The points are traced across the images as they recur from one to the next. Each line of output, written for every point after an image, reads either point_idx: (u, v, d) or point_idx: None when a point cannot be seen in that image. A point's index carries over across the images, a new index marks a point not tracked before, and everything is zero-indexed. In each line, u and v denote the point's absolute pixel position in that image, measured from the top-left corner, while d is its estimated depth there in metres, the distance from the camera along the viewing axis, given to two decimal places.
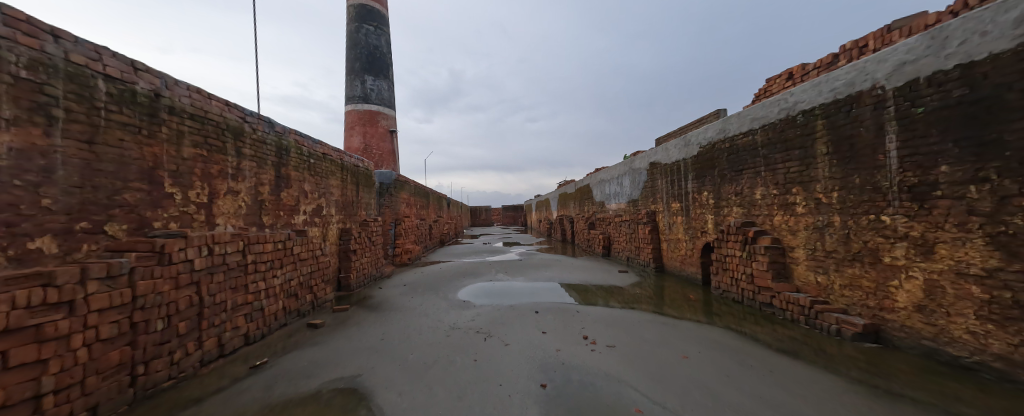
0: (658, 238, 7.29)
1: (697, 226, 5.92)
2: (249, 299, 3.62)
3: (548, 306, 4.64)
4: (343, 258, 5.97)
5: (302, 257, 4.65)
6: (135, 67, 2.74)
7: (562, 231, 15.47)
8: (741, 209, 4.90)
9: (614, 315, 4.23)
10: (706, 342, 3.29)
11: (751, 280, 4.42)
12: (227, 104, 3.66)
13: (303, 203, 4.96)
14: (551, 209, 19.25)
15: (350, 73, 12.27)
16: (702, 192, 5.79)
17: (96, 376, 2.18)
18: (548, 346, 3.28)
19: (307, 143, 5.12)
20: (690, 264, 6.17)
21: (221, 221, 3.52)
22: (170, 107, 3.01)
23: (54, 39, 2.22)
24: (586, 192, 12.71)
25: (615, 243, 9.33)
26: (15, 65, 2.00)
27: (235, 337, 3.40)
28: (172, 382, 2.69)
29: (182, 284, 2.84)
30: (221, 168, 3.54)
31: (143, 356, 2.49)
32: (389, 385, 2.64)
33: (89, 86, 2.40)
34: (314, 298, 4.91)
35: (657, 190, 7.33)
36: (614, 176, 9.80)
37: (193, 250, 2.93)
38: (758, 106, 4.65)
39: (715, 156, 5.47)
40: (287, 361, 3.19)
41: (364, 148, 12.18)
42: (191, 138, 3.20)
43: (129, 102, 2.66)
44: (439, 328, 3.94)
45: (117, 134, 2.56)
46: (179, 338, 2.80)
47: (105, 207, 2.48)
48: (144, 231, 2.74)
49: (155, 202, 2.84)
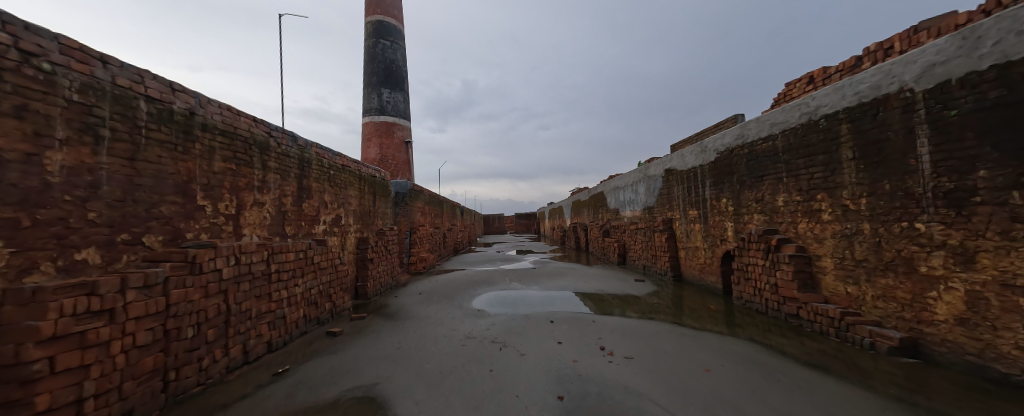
0: (676, 246, 7.13)
1: (716, 234, 5.77)
2: (272, 307, 3.73)
3: (564, 315, 4.58)
4: (361, 266, 6.08)
5: (322, 266, 4.77)
6: (172, 87, 2.92)
7: (576, 239, 15.30)
8: (763, 217, 4.75)
9: (631, 325, 4.15)
10: (730, 355, 3.18)
11: (775, 290, 4.26)
12: (254, 120, 3.83)
13: (323, 213, 5.10)
14: (564, 217, 19.11)
15: (368, 86, 12.66)
16: (720, 199, 5.66)
17: (131, 381, 2.29)
18: (564, 357, 3.24)
19: (327, 155, 5.30)
20: (710, 272, 5.98)
21: (247, 231, 3.66)
22: (203, 124, 3.18)
23: (102, 65, 2.41)
24: (600, 200, 12.59)
25: (630, 251, 9.18)
26: (69, 89, 2.19)
27: (259, 344, 3.50)
28: (200, 388, 2.79)
29: (211, 292, 2.96)
30: (248, 180, 3.70)
31: (174, 362, 2.60)
32: (406, 395, 2.65)
33: (132, 107, 2.58)
34: (334, 307, 5.02)
35: (674, 197, 7.18)
36: (628, 183, 9.69)
37: (221, 260, 3.06)
38: (777, 111, 4.54)
39: (734, 162, 5.34)
40: (307, 369, 3.25)
41: (380, 159, 12.49)
42: (221, 153, 3.36)
43: (167, 121, 2.84)
44: (454, 338, 3.95)
45: (156, 151, 2.73)
46: (208, 345, 2.92)
47: (144, 219, 2.63)
48: (178, 242, 2.89)
49: (187, 214, 2.99)
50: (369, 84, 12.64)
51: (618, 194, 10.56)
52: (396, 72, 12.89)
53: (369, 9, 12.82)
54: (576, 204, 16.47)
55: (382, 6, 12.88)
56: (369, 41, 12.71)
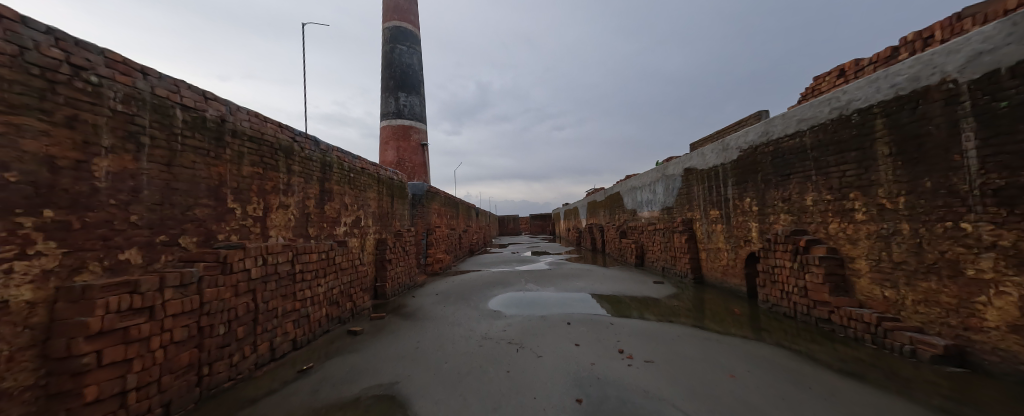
0: (696, 247, 6.94)
1: (739, 234, 5.58)
2: (297, 306, 3.86)
3: (581, 317, 4.53)
4: (380, 267, 6.21)
5: (342, 266, 4.90)
6: (205, 96, 3.07)
7: (592, 240, 15.12)
8: (790, 217, 4.56)
9: (650, 328, 4.05)
10: (756, 360, 3.06)
11: (805, 293, 4.07)
12: (279, 126, 3.98)
13: (343, 215, 5.25)
14: (580, 218, 18.93)
15: (385, 91, 12.96)
16: (744, 199, 5.47)
17: (169, 375, 2.42)
18: (582, 360, 3.20)
19: (347, 158, 5.45)
20: (734, 275, 5.78)
21: (274, 233, 3.81)
22: (233, 131, 3.33)
23: (143, 76, 2.57)
24: (616, 200, 12.41)
25: (648, 253, 8.99)
26: (113, 100, 2.34)
27: (284, 342, 3.62)
28: (231, 383, 2.92)
29: (241, 291, 3.09)
30: (274, 184, 3.84)
31: (208, 358, 2.73)
32: (425, 394, 2.68)
33: (169, 115, 2.73)
34: (355, 306, 5.15)
35: (694, 197, 6.99)
36: (646, 183, 9.51)
37: (250, 260, 3.19)
38: (805, 106, 4.35)
39: (758, 160, 5.15)
40: (330, 366, 3.34)
41: (397, 161, 12.74)
42: (249, 158, 3.50)
43: (201, 128, 2.99)
44: (471, 338, 3.97)
45: (190, 157, 2.88)
46: (238, 342, 3.04)
47: (180, 221, 2.78)
48: (211, 243, 3.04)
49: (219, 216, 3.13)
50: (386, 88, 12.93)
51: (636, 194, 10.37)
52: (412, 76, 13.13)
53: (387, 15, 13.12)
54: (592, 204, 16.28)
55: (399, 12, 13.16)
56: (386, 46, 13.01)
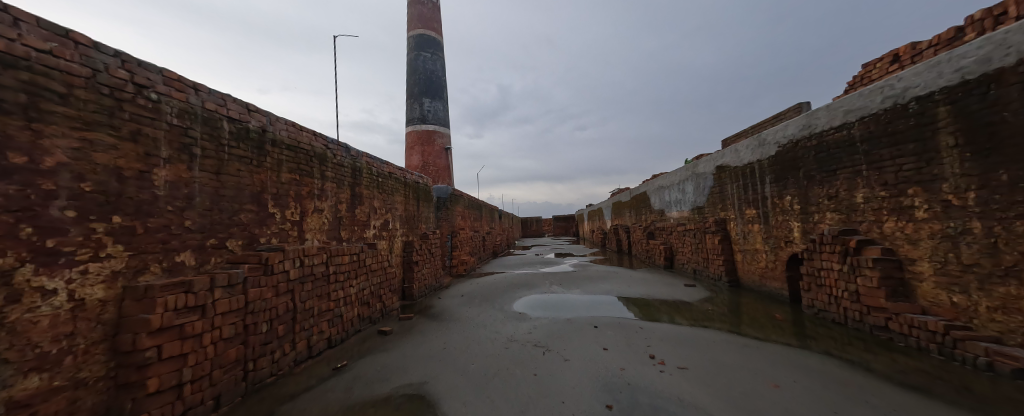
0: (731, 249, 6.60)
1: (779, 235, 5.26)
2: (331, 306, 4.02)
3: (609, 321, 4.42)
4: (407, 268, 6.36)
5: (372, 268, 5.06)
6: (249, 108, 3.28)
7: (618, 241, 14.76)
8: (837, 216, 4.24)
9: (682, 333, 3.88)
10: (802, 370, 2.85)
11: (856, 298, 3.76)
12: (314, 134, 4.19)
13: (372, 218, 5.43)
14: (605, 220, 18.57)
15: (410, 97, 13.35)
16: (784, 197, 5.15)
17: (219, 370, 2.60)
18: (610, 364, 3.11)
19: (376, 164, 5.64)
20: (773, 278, 5.45)
21: (309, 236, 4.00)
22: (273, 140, 3.53)
23: (195, 92, 2.78)
24: (643, 201, 12.06)
25: (678, 254, 8.66)
26: (170, 115, 2.55)
27: (320, 340, 3.78)
28: (273, 379, 3.08)
29: (281, 291, 3.26)
30: (309, 189, 4.04)
31: (252, 354, 2.90)
32: (454, 395, 2.70)
33: (218, 127, 2.93)
34: (384, 307, 5.30)
35: (728, 196, 6.66)
36: (675, 182, 9.18)
37: (289, 262, 3.37)
38: (853, 95, 4.03)
39: (800, 155, 4.83)
40: (362, 365, 3.45)
41: (422, 166, 13.06)
42: (287, 165, 3.70)
43: (245, 138, 3.19)
44: (497, 340, 3.97)
45: (235, 166, 3.08)
46: (279, 339, 3.21)
47: (228, 226, 2.98)
48: (254, 245, 3.23)
49: (261, 220, 3.33)
50: (411, 95, 13.31)
51: (664, 194, 10.03)
52: (436, 81, 13.44)
53: (412, 24, 13.52)
54: (617, 205, 15.92)
55: (423, 20, 13.53)
56: (411, 54, 13.40)
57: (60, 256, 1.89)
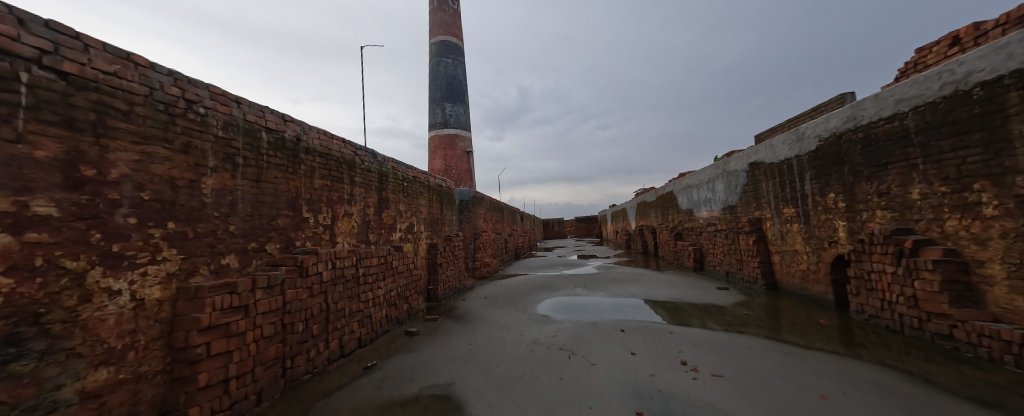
0: (768, 250, 6.25)
1: (822, 235, 4.93)
2: (361, 307, 4.16)
3: (636, 324, 4.30)
4: (432, 270, 6.48)
5: (399, 270, 5.19)
6: (285, 119, 3.47)
7: (644, 242, 14.36)
8: (889, 214, 3.92)
9: (716, 339, 3.71)
10: (852, 380, 2.64)
11: (913, 303, 3.45)
12: (344, 141, 4.36)
13: (398, 221, 5.58)
14: (629, 220, 18.13)
15: (433, 102, 13.65)
16: (826, 195, 4.82)
17: (261, 366, 2.75)
18: (640, 370, 3.02)
19: (401, 168, 5.79)
20: (816, 281, 5.11)
21: (340, 239, 4.16)
22: (307, 148, 3.71)
23: (238, 105, 2.98)
24: (670, 200, 11.67)
25: (709, 256, 8.30)
26: (216, 127, 2.75)
27: (351, 340, 3.92)
28: (309, 376, 3.23)
29: (315, 292, 3.41)
30: (340, 194, 4.20)
31: (290, 352, 3.05)
32: (480, 397, 2.71)
33: (258, 137, 3.12)
34: (411, 308, 5.43)
35: (763, 194, 6.32)
36: (704, 180, 8.83)
37: (322, 264, 3.52)
38: (905, 83, 3.72)
39: (843, 149, 4.51)
40: (391, 365, 3.54)
41: (445, 169, 13.31)
42: (320, 172, 3.88)
43: (282, 147, 3.38)
44: (522, 343, 3.96)
45: (273, 174, 3.26)
46: (314, 338, 3.36)
47: (267, 230, 3.15)
48: (290, 248, 3.41)
49: (297, 225, 3.50)
50: (434, 100, 13.62)
51: (692, 193, 9.67)
52: (457, 86, 13.66)
53: (433, 31, 13.83)
54: (642, 205, 15.50)
55: (444, 26, 13.81)
56: (433, 60, 13.72)
57: (123, 259, 2.07)
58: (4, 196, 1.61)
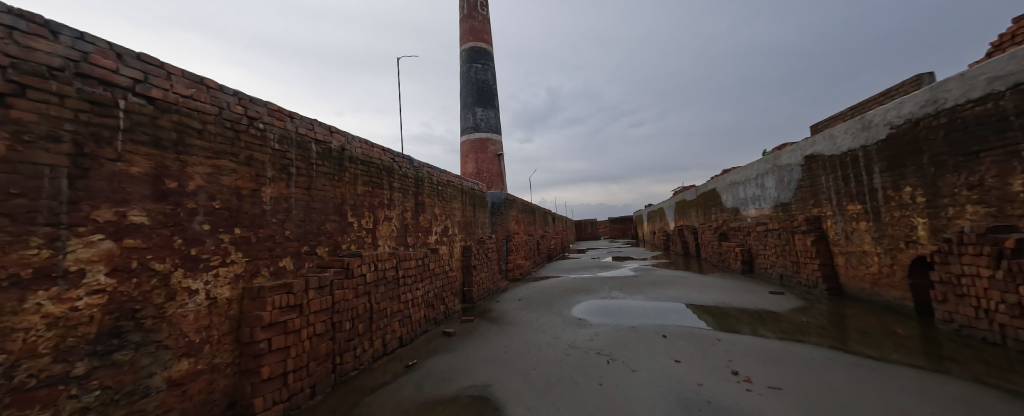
0: (830, 251, 5.68)
1: (896, 234, 4.40)
2: (401, 307, 4.33)
3: (679, 330, 4.09)
4: (467, 272, 6.61)
5: (436, 271, 5.35)
6: (331, 130, 3.71)
7: (685, 243, 13.64)
8: (983, 209, 3.42)
9: (771, 348, 3.42)
10: (943, 399, 2.31)
11: (1019, 313, 2.97)
12: (383, 149, 4.59)
13: (434, 225, 5.75)
14: (668, 220, 17.32)
15: (464, 108, 13.98)
16: (901, 189, 4.30)
17: (315, 362, 2.94)
18: (685, 379, 2.86)
19: (435, 173, 5.98)
20: (890, 286, 4.57)
21: (381, 242, 4.37)
22: (350, 157, 3.94)
23: (291, 119, 3.23)
24: (713, 198, 11.00)
25: (760, 258, 7.71)
26: (273, 141, 3.00)
27: (393, 339, 4.09)
28: (356, 372, 3.41)
29: (360, 293, 3.59)
30: (380, 200, 4.41)
31: (339, 349, 3.24)
32: (518, 400, 2.71)
33: (308, 148, 3.36)
34: (447, 309, 5.56)
35: (822, 189, 5.77)
36: (752, 176, 8.23)
37: (365, 266, 3.71)
38: (1001, 58, 3.23)
39: (921, 137, 4.00)
40: (431, 364, 3.65)
41: (477, 172, 13.55)
42: (362, 179, 4.10)
43: (329, 157, 3.61)
44: (558, 346, 3.91)
45: (322, 182, 3.50)
46: (360, 337, 3.54)
47: (317, 234, 3.38)
48: (338, 251, 3.63)
49: (343, 229, 3.72)
50: (465, 106, 13.94)
51: (738, 190, 9.04)
52: (487, 90, 13.88)
53: (463, 38, 14.18)
54: (681, 204, 14.77)
55: (475, 33, 14.11)
56: (464, 67, 14.06)
57: (199, 262, 2.31)
58: (107, 207, 1.86)
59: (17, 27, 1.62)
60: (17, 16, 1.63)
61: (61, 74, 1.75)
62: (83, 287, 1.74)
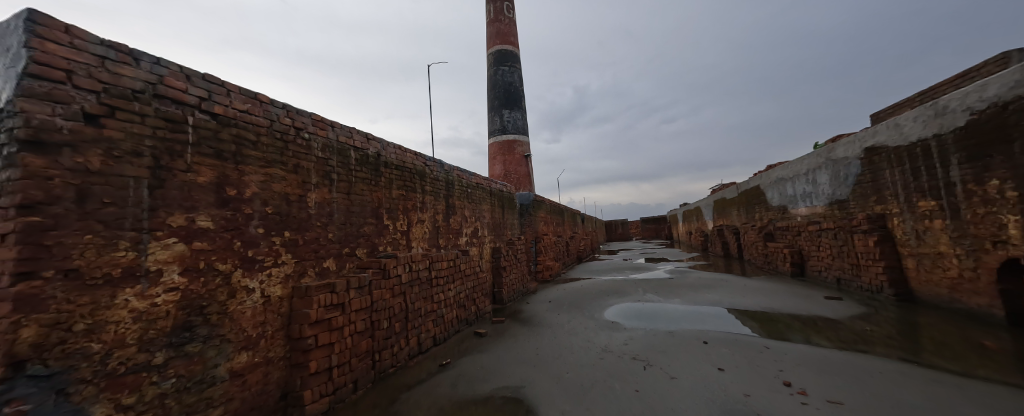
0: (897, 252, 5.13)
1: (981, 233, 3.88)
2: (434, 307, 4.45)
3: (721, 336, 3.87)
4: (497, 273, 6.67)
5: (466, 273, 5.44)
6: (367, 137, 3.90)
7: (725, 244, 12.85)
8: None
9: (829, 358, 3.13)
10: None
11: None
12: (415, 154, 4.75)
13: (464, 226, 5.86)
14: (706, 220, 16.42)
15: (491, 110, 14.15)
16: (986, 182, 3.80)
17: (356, 358, 3.10)
18: (731, 389, 2.69)
19: (465, 176, 6.09)
20: (975, 292, 4.03)
21: (415, 244, 4.52)
22: (386, 162, 4.12)
23: (332, 128, 3.42)
24: (756, 196, 10.30)
25: (813, 260, 7.11)
26: (317, 149, 3.20)
27: (428, 337, 4.21)
28: (394, 369, 3.54)
29: (396, 293, 3.74)
30: (414, 203, 4.57)
31: (378, 347, 3.39)
32: (552, 403, 2.68)
33: (348, 155, 3.55)
34: (478, 309, 5.64)
35: (886, 184, 5.22)
36: (802, 171, 7.61)
37: (400, 267, 3.85)
38: None
39: (1009, 123, 3.51)
40: (464, 364, 3.71)
41: (504, 174, 13.65)
42: (397, 183, 4.27)
43: (366, 163, 3.79)
44: (591, 349, 3.83)
45: (361, 186, 3.68)
46: (397, 335, 3.68)
47: (357, 237, 3.56)
48: (375, 253, 3.79)
49: (380, 231, 3.89)
50: (492, 108, 14.11)
51: (786, 187, 8.40)
52: (514, 92, 13.95)
53: (490, 41, 14.36)
54: (721, 203, 13.95)
55: (501, 36, 14.25)
56: (491, 70, 14.24)
57: (255, 263, 2.51)
58: (179, 213, 2.07)
59: (107, 56, 1.85)
60: (107, 47, 1.86)
61: (143, 96, 1.98)
62: (161, 285, 1.95)
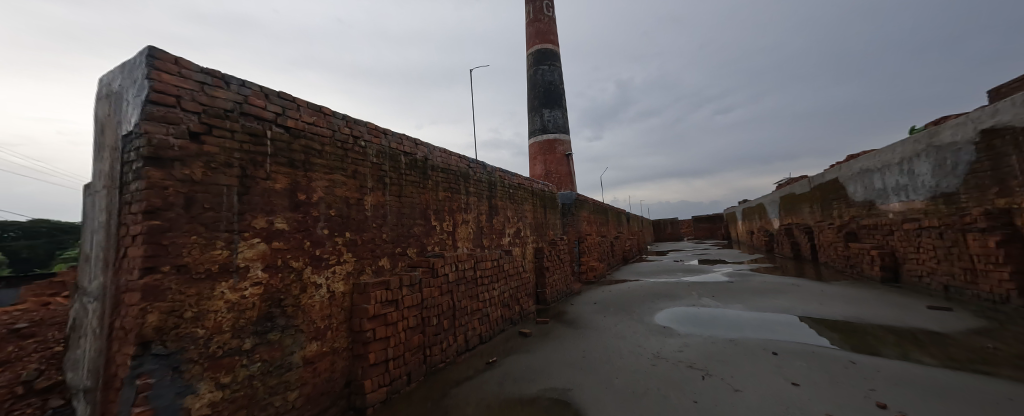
0: None
1: None
2: (480, 306, 4.55)
3: (793, 347, 3.47)
4: (540, 274, 6.65)
5: (510, 273, 5.49)
6: (416, 142, 4.09)
7: (797, 245, 11.50)
8: None
9: (937, 380, 2.65)
10: None
11: None
12: (460, 157, 4.90)
13: (507, 226, 5.92)
14: (771, 218, 14.84)
15: (531, 110, 14.18)
16: None
17: (410, 352, 3.27)
18: (808, 406, 2.39)
19: (507, 177, 6.15)
20: None
21: (460, 244, 4.66)
22: (432, 166, 4.29)
23: (384, 135, 3.64)
24: (834, 191, 9.10)
25: (910, 263, 6.11)
26: (372, 155, 3.43)
27: (474, 335, 4.32)
28: (444, 364, 3.69)
29: (444, 291, 3.88)
30: (459, 204, 4.72)
31: (429, 342, 3.55)
32: (602, 408, 2.60)
33: (398, 160, 3.76)
34: (522, 309, 5.67)
35: (1012, 173, 4.33)
36: (894, 161, 6.57)
37: (447, 266, 3.99)
38: None
39: None
40: (510, 363, 3.74)
41: (545, 174, 13.59)
42: (443, 185, 4.44)
43: (414, 167, 3.99)
44: (642, 355, 3.65)
45: (410, 189, 3.87)
46: (445, 332, 3.82)
47: (408, 237, 3.75)
48: (424, 252, 3.97)
49: (428, 232, 4.07)
50: (533, 109, 14.12)
51: (874, 179, 7.30)
52: (555, 91, 13.84)
53: (530, 42, 14.39)
54: (789, 199, 12.53)
55: (541, 36, 14.22)
56: (531, 70, 14.27)
57: (322, 261, 2.76)
58: (261, 216, 2.34)
59: (206, 82, 2.15)
60: (206, 73, 2.16)
61: (233, 114, 2.27)
62: (248, 279, 2.22)
